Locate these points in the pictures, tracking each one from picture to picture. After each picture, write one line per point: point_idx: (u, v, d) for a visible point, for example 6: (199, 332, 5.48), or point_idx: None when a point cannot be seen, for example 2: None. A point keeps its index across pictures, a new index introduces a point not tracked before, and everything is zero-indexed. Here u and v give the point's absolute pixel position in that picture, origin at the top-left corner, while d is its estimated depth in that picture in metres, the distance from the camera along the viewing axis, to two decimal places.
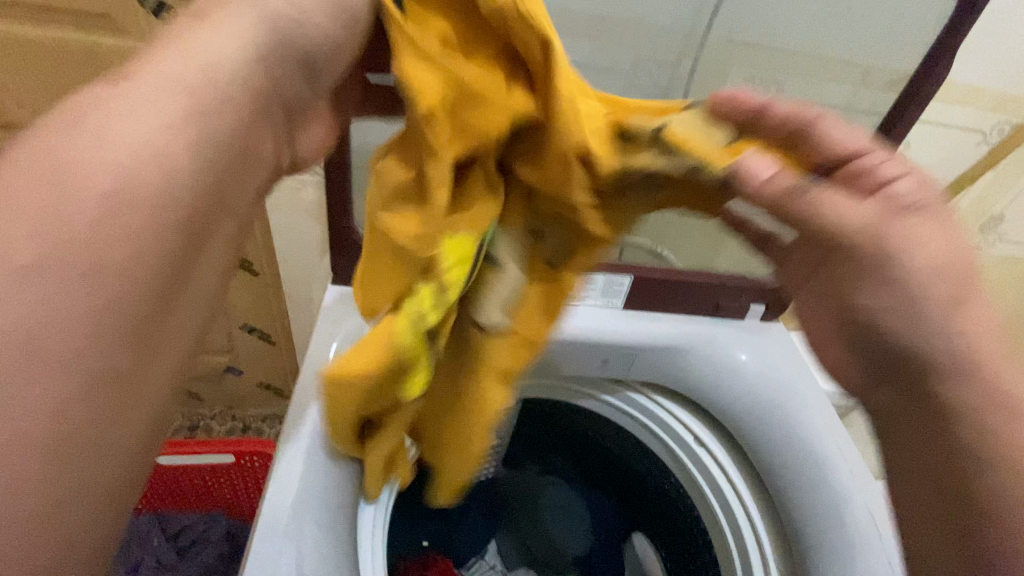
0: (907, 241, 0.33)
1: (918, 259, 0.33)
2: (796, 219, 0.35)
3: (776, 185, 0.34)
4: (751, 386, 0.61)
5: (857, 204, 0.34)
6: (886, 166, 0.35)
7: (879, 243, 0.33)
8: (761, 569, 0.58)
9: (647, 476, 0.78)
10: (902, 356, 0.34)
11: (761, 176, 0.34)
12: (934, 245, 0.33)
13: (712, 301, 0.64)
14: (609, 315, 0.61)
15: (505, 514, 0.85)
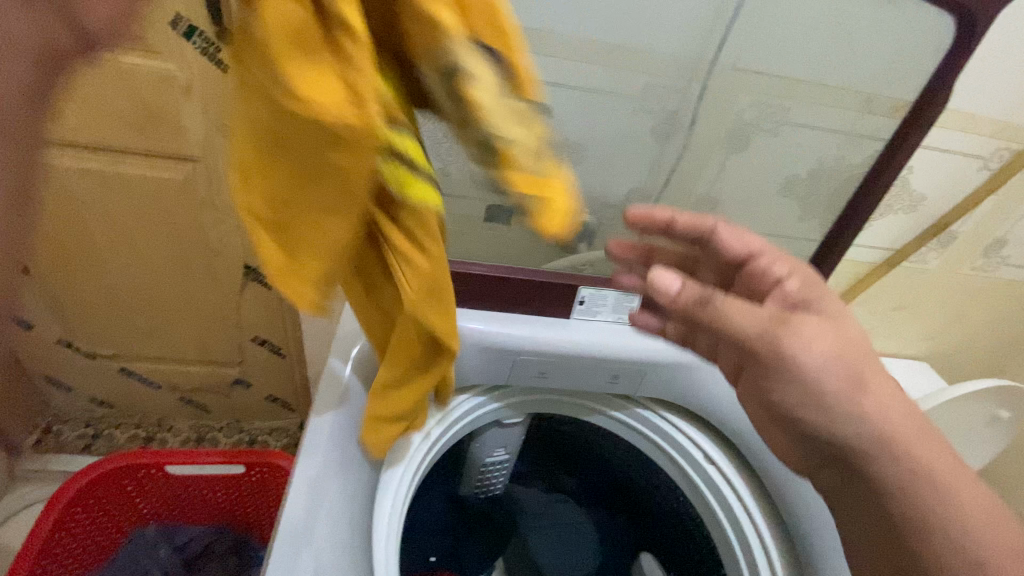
0: (798, 338, 0.42)
1: (808, 351, 0.42)
2: (696, 320, 0.44)
3: (679, 292, 0.44)
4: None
5: (749, 307, 0.43)
6: (773, 272, 0.49)
7: (773, 341, 0.42)
8: None
9: (654, 493, 0.79)
10: (810, 431, 0.45)
11: (669, 287, 0.44)
12: (821, 339, 0.42)
13: None
14: (620, 331, 0.62)
15: (513, 532, 0.85)
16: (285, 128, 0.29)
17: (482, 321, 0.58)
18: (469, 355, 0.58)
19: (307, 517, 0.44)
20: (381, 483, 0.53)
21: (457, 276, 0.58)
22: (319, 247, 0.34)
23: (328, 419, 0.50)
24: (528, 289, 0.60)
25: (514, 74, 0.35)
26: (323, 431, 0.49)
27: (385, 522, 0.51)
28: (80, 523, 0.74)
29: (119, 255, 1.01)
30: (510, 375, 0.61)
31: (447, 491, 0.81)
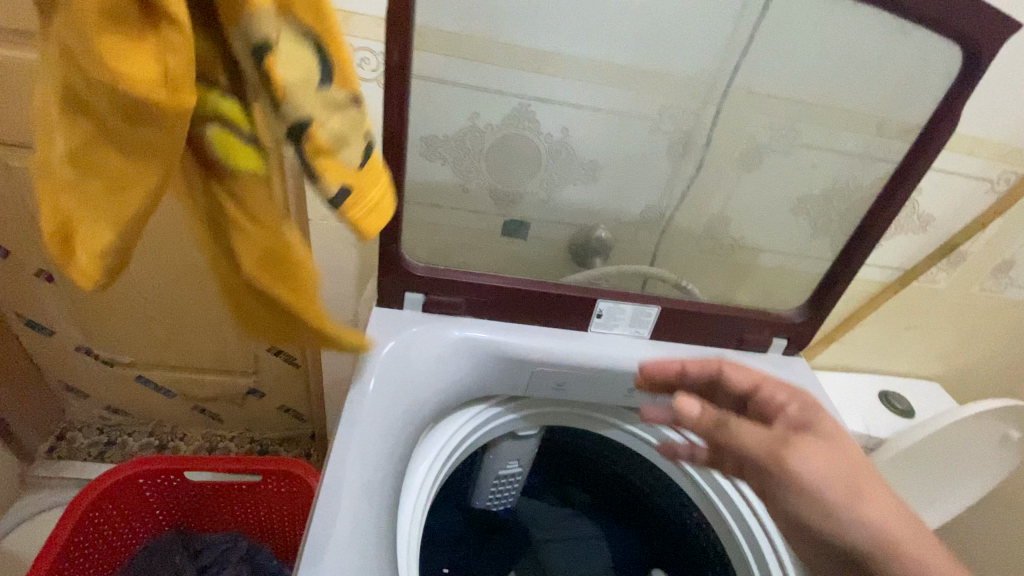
0: (800, 456, 0.44)
1: (808, 466, 0.43)
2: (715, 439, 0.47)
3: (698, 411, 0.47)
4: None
5: (761, 429, 0.47)
6: (775, 399, 0.52)
7: (776, 459, 0.44)
8: None
9: (668, 507, 0.79)
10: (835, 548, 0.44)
11: (688, 406, 0.47)
12: (820, 451, 0.44)
13: (736, 334, 0.66)
14: (637, 345, 0.63)
15: (524, 546, 0.84)
16: (81, 83, 0.27)
17: (502, 332, 0.59)
18: (490, 366, 0.59)
19: (342, 517, 0.43)
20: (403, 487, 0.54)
21: (478, 287, 0.58)
22: (107, 204, 0.29)
23: (358, 418, 0.49)
24: (549, 301, 0.60)
25: (338, 64, 0.32)
26: (354, 429, 0.48)
27: (407, 521, 0.52)
28: (97, 525, 0.74)
29: (141, 264, 1.03)
30: (528, 387, 0.62)
31: (460, 501, 0.82)
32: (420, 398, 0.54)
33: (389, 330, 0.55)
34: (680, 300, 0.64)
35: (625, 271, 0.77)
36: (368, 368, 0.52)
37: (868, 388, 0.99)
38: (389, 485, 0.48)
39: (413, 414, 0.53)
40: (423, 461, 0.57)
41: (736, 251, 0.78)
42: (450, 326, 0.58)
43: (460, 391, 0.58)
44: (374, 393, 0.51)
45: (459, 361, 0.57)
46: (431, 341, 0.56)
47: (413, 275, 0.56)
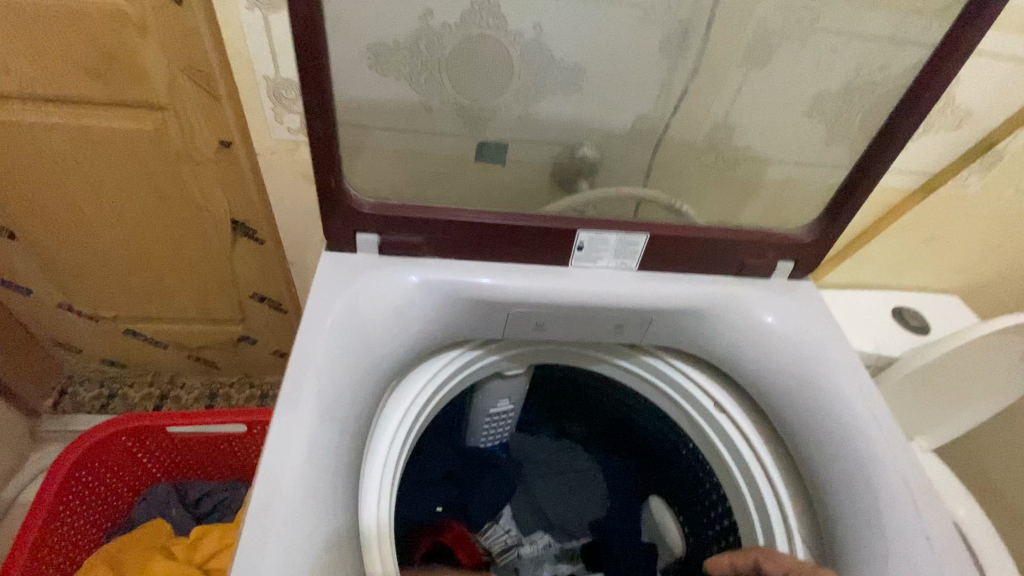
0: None
1: None
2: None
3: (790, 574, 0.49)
4: (775, 350, 0.57)
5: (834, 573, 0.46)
6: None
7: None
8: (782, 536, 0.56)
9: (666, 438, 0.76)
10: None
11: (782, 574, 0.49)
12: None
13: (736, 259, 0.59)
14: (624, 279, 0.56)
15: (518, 480, 0.82)
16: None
17: (470, 272, 0.53)
18: (457, 310, 0.53)
19: (291, 483, 0.39)
20: (370, 441, 0.50)
21: (438, 223, 0.50)
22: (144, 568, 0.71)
23: (303, 383, 0.43)
24: (522, 234, 0.53)
25: None
26: (300, 394, 0.43)
27: (379, 477, 0.48)
28: (58, 562, 0.68)
29: (103, 214, 0.97)
30: (506, 328, 0.56)
31: (452, 442, 0.80)
32: (378, 351, 0.48)
33: (339, 277, 0.50)
34: (672, 226, 0.56)
35: (616, 195, 0.69)
36: (316, 323, 0.47)
37: (883, 305, 0.93)
38: (346, 446, 0.43)
39: (370, 367, 0.47)
40: (395, 410, 0.53)
41: (741, 163, 0.69)
42: (408, 269, 0.51)
43: (425, 338, 0.52)
44: (327, 350, 0.45)
45: (421, 307, 0.51)
46: (388, 287, 0.50)
47: (361, 212, 0.49)
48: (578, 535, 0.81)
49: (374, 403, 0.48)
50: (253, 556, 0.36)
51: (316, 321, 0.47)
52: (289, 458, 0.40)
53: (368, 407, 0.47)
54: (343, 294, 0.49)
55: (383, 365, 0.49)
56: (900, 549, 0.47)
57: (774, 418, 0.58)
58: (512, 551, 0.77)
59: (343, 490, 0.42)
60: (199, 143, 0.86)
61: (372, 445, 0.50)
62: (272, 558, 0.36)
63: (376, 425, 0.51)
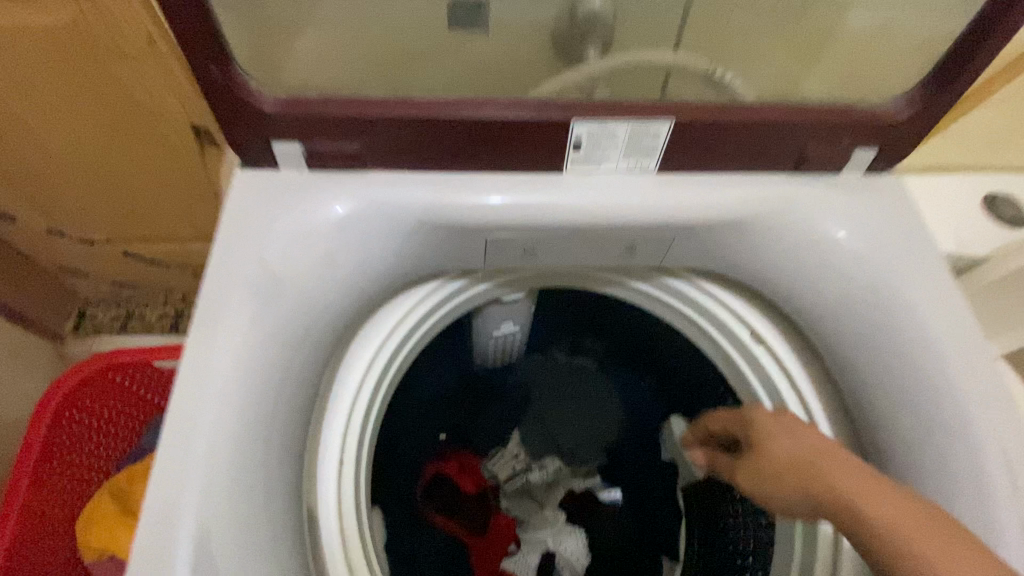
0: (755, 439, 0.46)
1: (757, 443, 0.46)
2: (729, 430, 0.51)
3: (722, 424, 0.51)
4: (836, 271, 0.44)
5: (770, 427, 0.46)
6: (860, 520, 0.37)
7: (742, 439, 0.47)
8: None
9: (692, 362, 0.67)
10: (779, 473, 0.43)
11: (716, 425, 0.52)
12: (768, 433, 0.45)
13: (794, 150, 0.43)
14: (636, 186, 0.43)
15: (526, 405, 0.76)
16: None
17: (430, 190, 0.41)
18: (411, 245, 0.42)
19: (197, 474, 0.33)
20: (326, 400, 0.43)
21: (375, 123, 0.38)
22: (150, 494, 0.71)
23: (208, 356, 0.35)
24: (497, 132, 0.39)
25: None
26: (207, 368, 0.35)
27: (338, 441, 0.43)
28: (67, 495, 0.69)
29: (52, 130, 0.86)
30: (487, 256, 0.45)
31: (452, 370, 0.73)
32: (310, 304, 0.39)
33: (251, 212, 0.39)
34: (705, 107, 0.41)
35: (638, 63, 0.50)
36: (223, 275, 0.37)
37: (976, 190, 0.73)
38: (274, 421, 0.37)
39: (300, 325, 0.39)
40: (355, 362, 0.45)
41: (813, 8, 0.49)
42: (339, 197, 0.40)
43: (375, 282, 0.42)
44: (245, 306, 0.36)
45: (361, 246, 0.40)
46: (315, 222, 0.39)
47: (269, 115, 0.37)
48: (590, 458, 0.76)
49: (314, 365, 0.41)
50: (155, 560, 0.31)
51: (225, 272, 0.37)
52: (191, 451, 0.33)
53: (307, 368, 0.40)
54: (257, 234, 0.38)
55: (320, 319, 0.40)
56: (976, 513, 0.39)
57: (825, 354, 0.48)
58: (522, 477, 0.72)
59: (269, 474, 0.36)
60: (128, 33, 0.72)
61: (325, 405, 0.43)
62: (178, 568, 0.31)
63: (336, 380, 0.44)
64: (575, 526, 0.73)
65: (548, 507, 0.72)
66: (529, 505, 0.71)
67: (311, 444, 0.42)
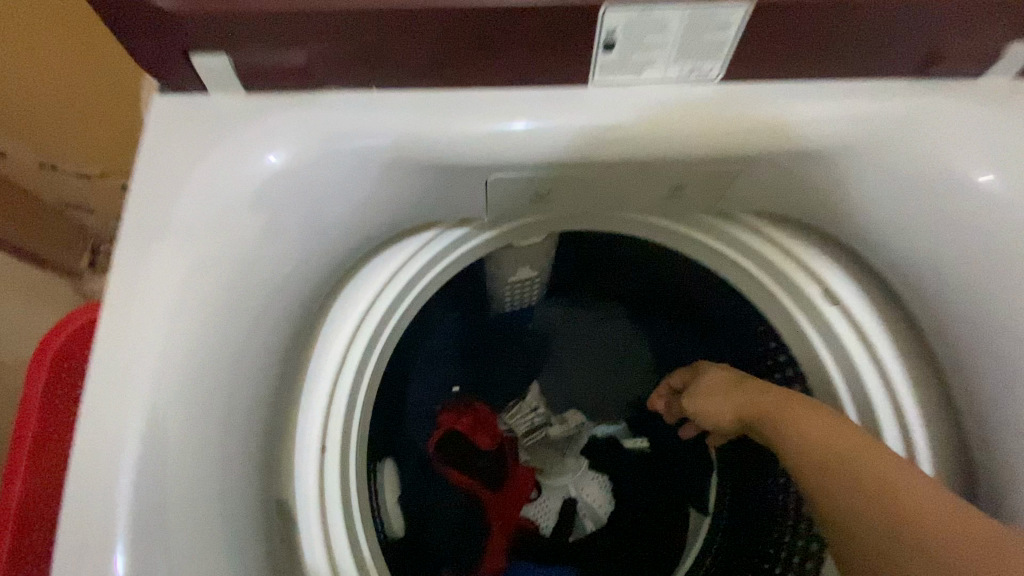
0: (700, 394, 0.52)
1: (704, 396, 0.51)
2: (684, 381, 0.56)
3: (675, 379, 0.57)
4: (948, 221, 0.35)
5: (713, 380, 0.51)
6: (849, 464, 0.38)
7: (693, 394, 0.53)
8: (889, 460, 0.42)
9: (740, 314, 0.58)
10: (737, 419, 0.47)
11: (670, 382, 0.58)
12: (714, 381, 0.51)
13: (925, 40, 0.31)
14: (688, 102, 0.32)
15: (544, 350, 0.71)
16: None
17: (411, 116, 0.32)
18: (375, 201, 0.35)
19: (130, 471, 0.28)
20: (307, 364, 0.40)
21: (327, 17, 0.27)
22: None
23: (134, 331, 0.29)
24: (496, 28, 0.29)
25: None
26: (135, 347, 0.29)
27: (321, 406, 0.40)
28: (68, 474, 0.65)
29: None
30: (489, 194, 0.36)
31: (470, 319, 0.67)
32: (254, 277, 0.33)
33: (169, 164, 0.31)
34: None
35: None
36: (139, 244, 0.30)
37: None
38: (227, 406, 0.33)
39: (242, 302, 0.32)
40: (341, 327, 0.41)
41: None
42: (279, 143, 0.31)
43: (334, 247, 0.36)
44: (178, 273, 0.30)
45: (313, 205, 0.33)
46: (251, 175, 0.31)
47: (172, 15, 0.27)
48: (615, 409, 0.72)
49: (272, 342, 0.35)
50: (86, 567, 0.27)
51: (143, 240, 0.30)
52: (120, 446, 0.28)
53: (265, 343, 0.35)
54: (186, 183, 0.31)
55: (267, 293, 0.34)
56: None
57: (921, 317, 0.39)
58: (541, 431, 0.68)
59: (222, 465, 0.32)
60: None
61: (306, 378, 0.40)
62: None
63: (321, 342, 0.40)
64: (600, 473, 0.70)
65: (570, 455, 0.69)
66: (552, 457, 0.68)
67: (291, 415, 0.39)
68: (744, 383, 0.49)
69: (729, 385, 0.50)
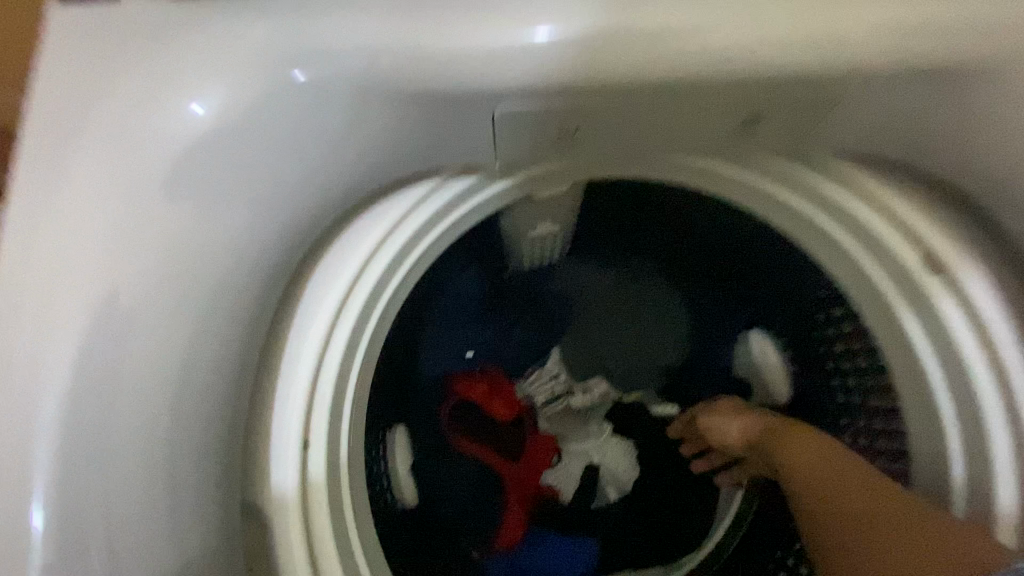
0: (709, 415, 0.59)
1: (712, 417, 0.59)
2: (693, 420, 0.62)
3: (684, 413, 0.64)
4: (1017, 132, 0.32)
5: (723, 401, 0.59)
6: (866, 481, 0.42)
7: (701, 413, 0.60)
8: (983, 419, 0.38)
9: (793, 270, 0.53)
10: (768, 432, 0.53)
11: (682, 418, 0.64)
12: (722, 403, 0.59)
13: None
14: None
15: (565, 316, 0.64)
16: None
17: (403, 25, 0.28)
18: (323, 156, 0.31)
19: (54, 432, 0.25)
20: (293, 321, 0.38)
21: None
22: None
23: (51, 279, 0.26)
24: None
25: None
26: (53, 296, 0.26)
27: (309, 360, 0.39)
28: None
29: None
30: (500, 128, 0.31)
31: (483, 281, 0.59)
32: (176, 241, 0.29)
33: (74, 108, 0.27)
34: None
35: None
36: (40, 196, 0.26)
37: None
38: (167, 377, 0.30)
39: (165, 268, 0.29)
40: (337, 278, 0.39)
41: None
42: (204, 87, 0.27)
43: (278, 211, 0.33)
44: (100, 218, 0.27)
45: (246, 160, 0.30)
46: (171, 125, 0.27)
47: None
48: (646, 379, 0.65)
49: (219, 312, 0.33)
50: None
51: (47, 186, 0.26)
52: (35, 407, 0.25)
53: (210, 313, 0.32)
54: (118, 115, 0.27)
55: (195, 260, 0.30)
56: None
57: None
58: (561, 400, 0.63)
59: (161, 438, 0.30)
60: None
61: (290, 336, 0.38)
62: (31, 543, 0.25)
63: (308, 299, 0.38)
64: (625, 440, 0.65)
65: (593, 422, 0.64)
66: (573, 424, 0.64)
67: (270, 372, 0.38)
68: (754, 411, 0.57)
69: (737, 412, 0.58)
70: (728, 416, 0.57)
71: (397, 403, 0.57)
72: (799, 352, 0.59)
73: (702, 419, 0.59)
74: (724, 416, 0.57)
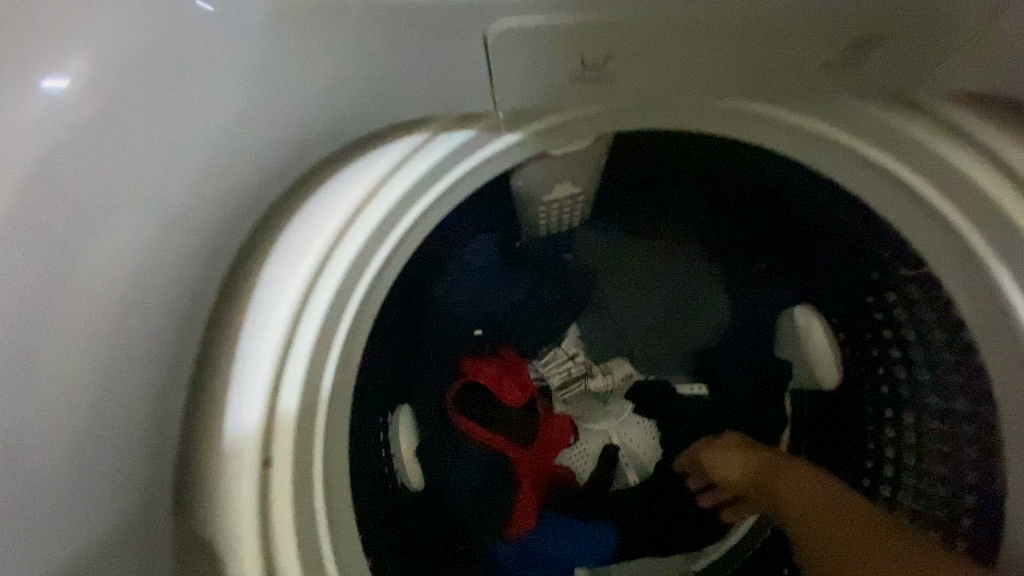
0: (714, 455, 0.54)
1: (718, 458, 0.54)
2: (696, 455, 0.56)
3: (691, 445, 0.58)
4: None
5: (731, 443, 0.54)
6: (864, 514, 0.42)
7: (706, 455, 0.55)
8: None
9: (848, 237, 0.45)
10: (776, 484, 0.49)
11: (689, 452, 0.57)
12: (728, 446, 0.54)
13: None
14: None
15: (587, 293, 0.58)
16: None
17: None
18: (236, 130, 0.26)
19: None
20: (250, 305, 0.32)
21: None
22: None
23: None
24: None
25: None
26: None
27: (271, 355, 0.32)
28: None
29: None
30: (490, 62, 0.27)
31: (493, 254, 0.53)
32: (45, 257, 0.22)
33: None
34: None
35: None
36: None
37: None
38: (75, 373, 0.23)
39: (36, 291, 0.22)
40: (309, 247, 0.33)
41: None
42: (54, 61, 0.21)
43: (196, 206, 0.27)
44: None
45: (132, 148, 0.23)
46: (6, 108, 0.20)
47: None
48: (675, 360, 0.60)
49: (137, 295, 0.25)
50: None
51: None
52: None
53: (127, 297, 0.25)
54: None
55: (73, 265, 0.23)
56: None
57: None
58: (578, 382, 0.58)
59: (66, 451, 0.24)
60: None
61: (245, 320, 0.31)
62: None
63: (272, 273, 0.32)
64: (646, 418, 0.60)
65: (613, 402, 0.59)
66: (591, 406, 0.59)
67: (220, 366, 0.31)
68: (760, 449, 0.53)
69: (742, 451, 0.53)
70: (734, 460, 0.53)
71: (396, 387, 0.52)
72: (855, 333, 0.51)
73: (703, 457, 0.55)
74: (728, 459, 0.53)
